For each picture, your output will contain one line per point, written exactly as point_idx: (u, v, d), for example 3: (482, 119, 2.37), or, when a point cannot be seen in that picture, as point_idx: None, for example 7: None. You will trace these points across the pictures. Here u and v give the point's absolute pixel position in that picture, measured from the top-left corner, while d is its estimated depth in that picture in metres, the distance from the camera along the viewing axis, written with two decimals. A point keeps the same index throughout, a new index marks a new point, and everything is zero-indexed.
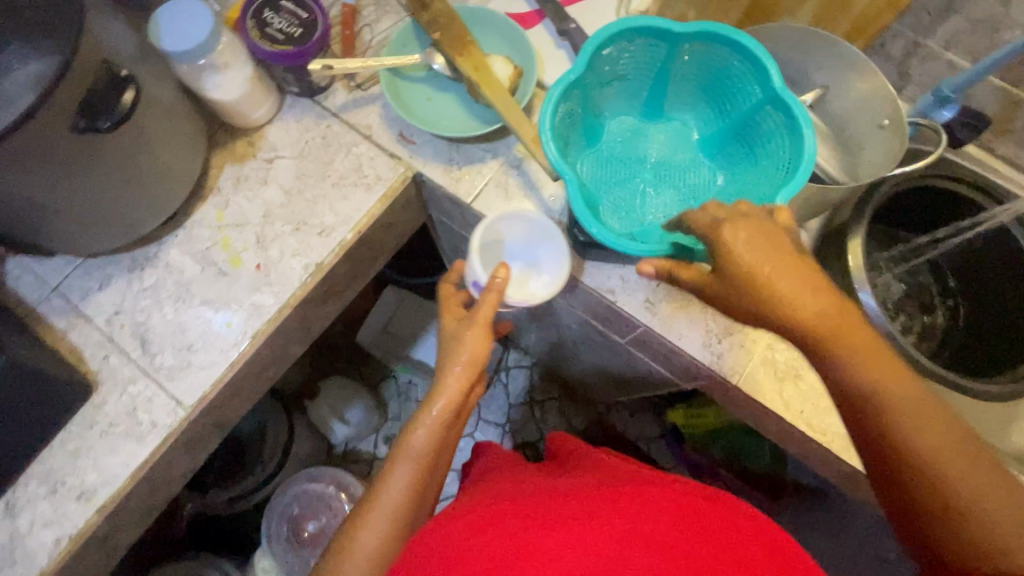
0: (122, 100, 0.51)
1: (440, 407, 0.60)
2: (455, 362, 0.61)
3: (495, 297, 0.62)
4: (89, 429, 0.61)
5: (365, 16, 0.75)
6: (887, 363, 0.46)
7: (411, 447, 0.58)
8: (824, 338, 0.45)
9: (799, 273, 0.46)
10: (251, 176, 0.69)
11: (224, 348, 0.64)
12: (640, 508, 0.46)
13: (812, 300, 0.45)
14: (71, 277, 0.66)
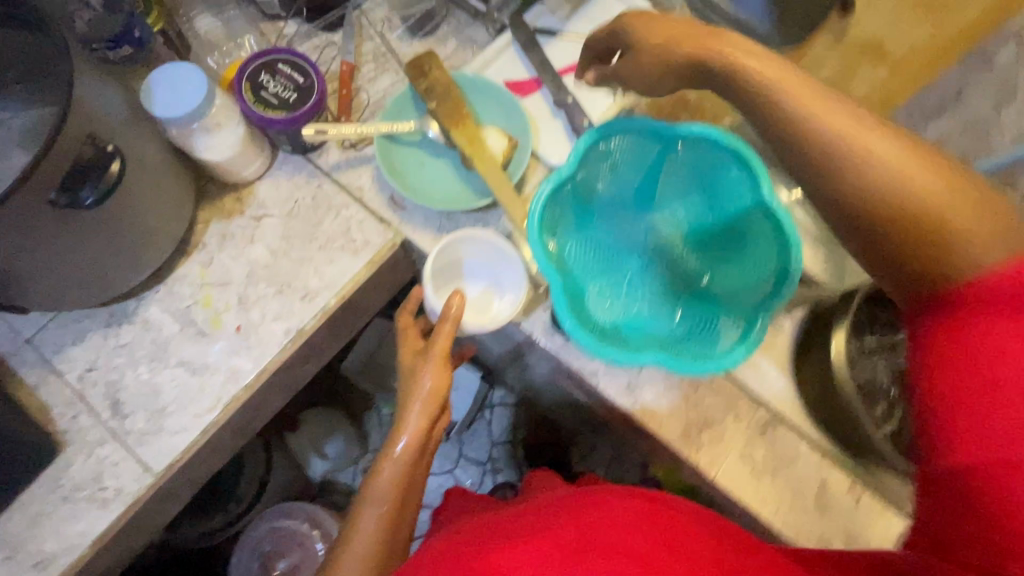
0: (108, 172, 0.51)
1: (403, 442, 0.57)
2: (415, 397, 0.58)
3: (450, 326, 0.59)
4: (52, 493, 0.59)
5: (364, 74, 0.75)
6: (908, 151, 0.41)
7: (377, 490, 0.55)
8: (821, 125, 0.43)
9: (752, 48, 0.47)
10: (237, 234, 0.68)
11: (198, 413, 0.62)
12: (598, 515, 0.42)
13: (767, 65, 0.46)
14: (45, 329, 0.64)
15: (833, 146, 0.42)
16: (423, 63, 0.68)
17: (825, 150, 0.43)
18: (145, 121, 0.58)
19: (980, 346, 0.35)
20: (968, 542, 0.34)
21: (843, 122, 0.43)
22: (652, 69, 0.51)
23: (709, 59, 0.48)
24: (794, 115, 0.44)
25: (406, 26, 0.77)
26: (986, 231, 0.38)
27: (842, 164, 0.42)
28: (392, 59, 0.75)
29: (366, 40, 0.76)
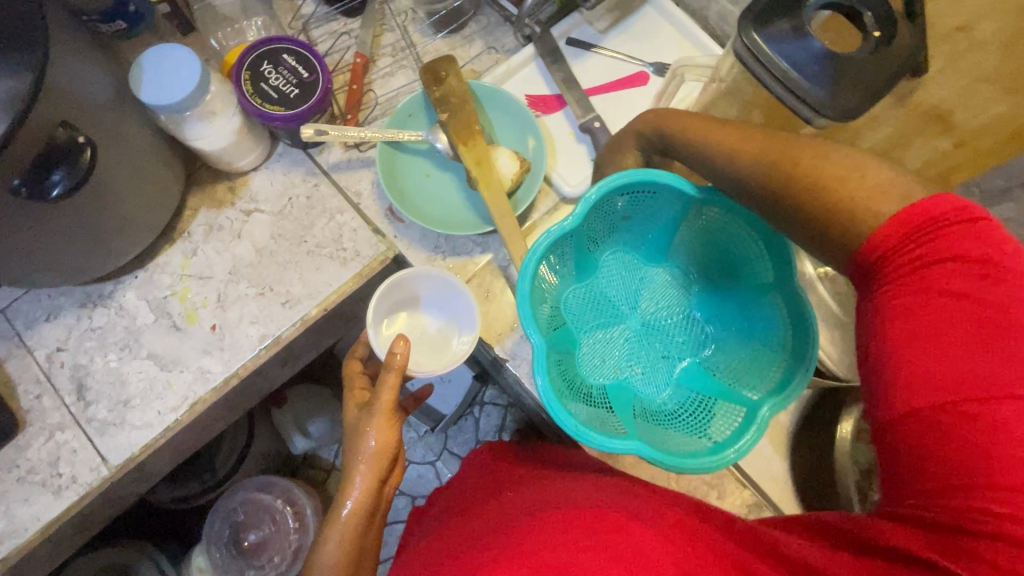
0: (81, 158, 0.47)
1: (348, 509, 0.58)
2: (360, 455, 0.58)
3: (394, 379, 0.59)
4: (7, 472, 0.58)
5: (379, 68, 0.70)
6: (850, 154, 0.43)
7: (324, 564, 0.56)
8: (725, 150, 0.48)
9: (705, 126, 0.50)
10: (224, 227, 0.65)
11: (162, 411, 0.61)
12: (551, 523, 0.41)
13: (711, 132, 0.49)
14: (20, 302, 0.62)
15: (736, 173, 0.48)
16: (439, 69, 0.63)
17: (734, 171, 0.48)
18: (134, 106, 0.54)
19: (896, 303, 0.39)
20: (926, 482, 0.37)
21: (741, 144, 0.47)
22: (622, 157, 0.58)
23: (647, 129, 0.55)
24: (703, 153, 0.49)
25: (430, 21, 0.71)
26: (879, 191, 0.40)
27: (761, 185, 0.46)
28: (411, 57, 0.70)
29: (386, 30, 0.71)
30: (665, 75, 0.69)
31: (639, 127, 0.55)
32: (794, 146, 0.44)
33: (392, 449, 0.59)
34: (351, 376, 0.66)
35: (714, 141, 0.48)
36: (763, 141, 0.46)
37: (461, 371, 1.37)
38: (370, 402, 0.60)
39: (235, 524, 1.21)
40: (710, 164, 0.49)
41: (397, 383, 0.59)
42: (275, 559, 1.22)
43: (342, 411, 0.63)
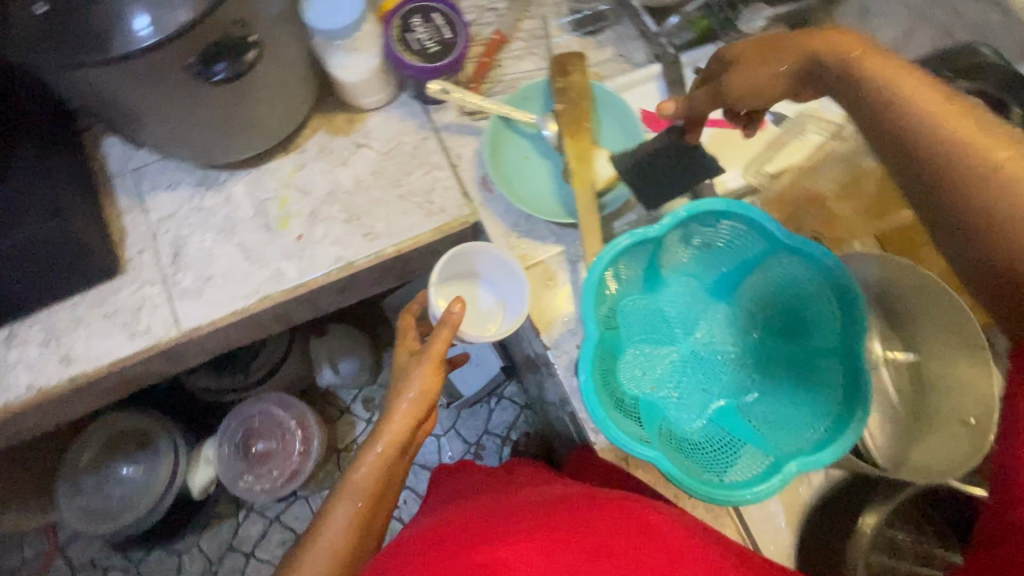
0: (245, 56, 0.53)
1: (383, 444, 0.61)
2: (403, 396, 0.62)
3: (448, 333, 0.62)
4: (97, 307, 0.66)
5: (512, 48, 0.74)
6: None
7: (353, 486, 0.59)
8: (924, 115, 0.40)
9: (911, 77, 0.42)
10: (335, 152, 0.71)
11: (237, 294, 0.66)
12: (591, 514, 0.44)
13: (917, 90, 0.41)
14: (151, 168, 0.71)
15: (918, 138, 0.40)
16: (567, 63, 0.67)
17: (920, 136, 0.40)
18: (299, 23, 0.61)
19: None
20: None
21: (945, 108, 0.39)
22: (762, 67, 0.52)
23: (824, 55, 0.47)
24: (898, 104, 0.41)
25: (570, 19, 0.75)
26: None
27: (939, 159, 0.38)
28: (542, 47, 0.74)
29: (527, 17, 0.75)
30: (780, 125, 0.67)
31: (813, 53, 0.48)
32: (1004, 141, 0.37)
33: (432, 396, 0.64)
34: (404, 329, 0.70)
35: (908, 102, 0.41)
36: (966, 120, 0.38)
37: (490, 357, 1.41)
38: (421, 350, 0.64)
39: (249, 429, 1.30)
40: (891, 117, 0.42)
41: (448, 337, 0.63)
42: (274, 473, 1.30)
43: (393, 356, 0.68)
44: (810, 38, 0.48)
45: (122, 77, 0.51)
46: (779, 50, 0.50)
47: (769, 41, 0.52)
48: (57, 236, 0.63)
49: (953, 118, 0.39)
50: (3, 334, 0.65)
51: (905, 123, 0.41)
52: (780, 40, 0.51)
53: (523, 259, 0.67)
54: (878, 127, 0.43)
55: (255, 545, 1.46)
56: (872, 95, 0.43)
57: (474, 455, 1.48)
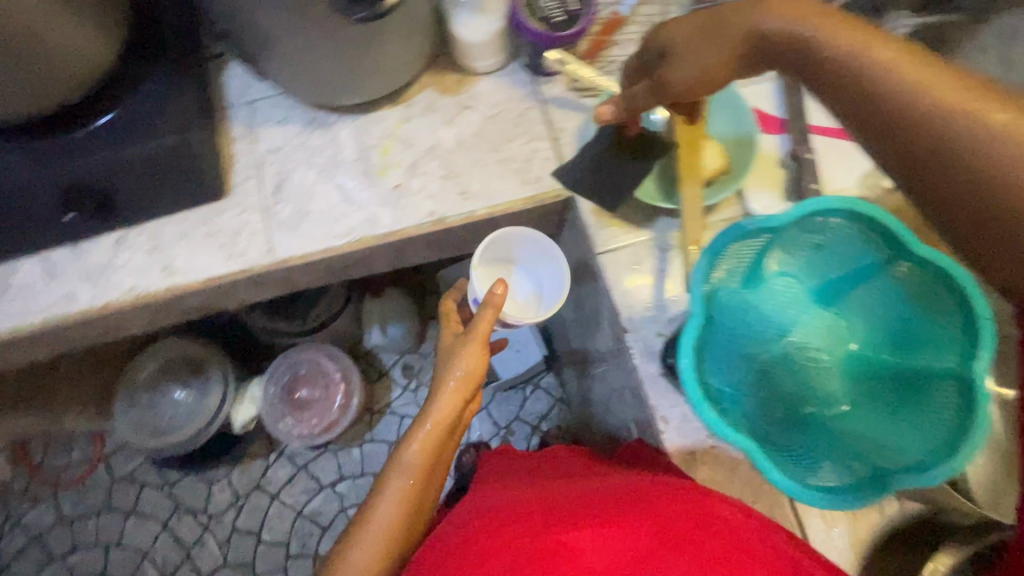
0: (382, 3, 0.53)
1: (431, 421, 0.65)
2: (451, 376, 0.66)
3: (490, 314, 0.67)
4: (201, 224, 0.69)
5: (628, 30, 0.73)
6: None
7: (404, 464, 0.63)
8: (906, 83, 0.38)
9: (884, 42, 0.40)
10: (441, 110, 0.72)
11: (331, 233, 0.68)
12: (648, 506, 0.47)
13: (889, 56, 0.39)
14: (267, 102, 0.74)
15: (916, 122, 0.37)
16: None
17: (917, 117, 0.37)
18: None
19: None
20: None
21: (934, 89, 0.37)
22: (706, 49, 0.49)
23: (772, 35, 0.45)
24: (878, 78, 0.39)
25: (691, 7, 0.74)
26: None
27: (950, 139, 0.36)
28: None
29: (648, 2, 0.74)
30: None
31: (755, 30, 0.46)
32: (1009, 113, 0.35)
33: (478, 374, 0.67)
34: (448, 313, 0.75)
35: (887, 68, 0.38)
36: (945, 80, 0.37)
37: (532, 345, 1.45)
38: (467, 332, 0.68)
39: (295, 374, 1.35)
40: (867, 89, 0.39)
41: (491, 319, 0.68)
42: (313, 421, 1.35)
43: (437, 337, 0.73)
44: (751, 14, 0.45)
45: None
46: (719, 33, 0.48)
47: (713, 19, 0.49)
48: (166, 148, 0.66)
49: (953, 97, 0.36)
50: (115, 237, 0.69)
51: (896, 106, 0.38)
52: (725, 20, 0.47)
53: (613, 240, 0.67)
54: (870, 113, 0.39)
55: (281, 487, 1.52)
56: (831, 77, 0.41)
57: (502, 439, 1.48)
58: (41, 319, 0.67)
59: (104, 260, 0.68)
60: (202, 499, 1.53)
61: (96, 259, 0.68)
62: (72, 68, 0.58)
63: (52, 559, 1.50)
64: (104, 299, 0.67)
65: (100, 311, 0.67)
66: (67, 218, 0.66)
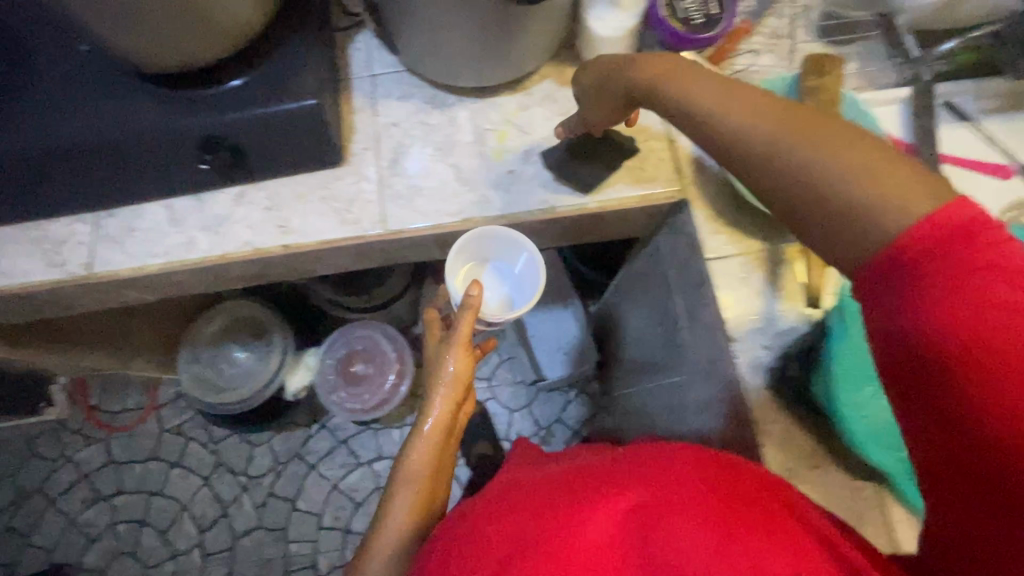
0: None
1: (430, 424, 0.70)
2: (441, 381, 0.71)
3: (470, 316, 0.70)
4: (319, 188, 0.71)
5: (754, 41, 0.73)
6: (855, 157, 0.42)
7: (409, 470, 0.67)
8: (740, 125, 0.48)
9: (724, 89, 0.50)
10: (559, 102, 0.73)
11: (443, 210, 0.69)
12: (663, 475, 0.47)
13: (724, 103, 0.50)
14: (389, 76, 0.75)
15: (752, 149, 0.47)
16: (823, 62, 0.65)
17: (749, 148, 0.47)
18: None
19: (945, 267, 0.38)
20: (971, 473, 0.39)
21: (767, 122, 0.46)
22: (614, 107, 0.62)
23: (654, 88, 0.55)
24: (723, 125, 0.49)
25: (818, 26, 0.74)
26: (900, 191, 0.40)
27: (778, 167, 0.45)
28: (785, 47, 0.73)
29: (776, 16, 0.74)
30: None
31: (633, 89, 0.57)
32: (814, 130, 0.44)
33: (467, 377, 0.73)
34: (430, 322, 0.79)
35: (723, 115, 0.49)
36: (773, 115, 0.47)
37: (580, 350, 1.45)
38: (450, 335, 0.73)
39: (351, 349, 1.38)
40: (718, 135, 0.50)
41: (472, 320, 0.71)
42: (364, 397, 1.36)
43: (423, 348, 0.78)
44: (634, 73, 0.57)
45: None
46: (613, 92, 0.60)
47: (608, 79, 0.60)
48: (291, 113, 0.65)
49: (776, 129, 0.46)
50: (236, 191, 0.71)
51: (734, 143, 0.48)
52: (615, 77, 0.59)
53: (723, 247, 0.67)
54: (727, 157, 0.50)
55: (320, 458, 1.55)
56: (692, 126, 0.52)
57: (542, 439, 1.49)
58: (160, 262, 0.69)
59: (222, 212, 0.70)
60: (243, 460, 1.57)
61: (217, 211, 0.71)
62: (231, 26, 0.60)
63: (97, 499, 1.56)
64: (221, 250, 0.69)
65: (217, 259, 0.69)
66: (201, 169, 0.69)
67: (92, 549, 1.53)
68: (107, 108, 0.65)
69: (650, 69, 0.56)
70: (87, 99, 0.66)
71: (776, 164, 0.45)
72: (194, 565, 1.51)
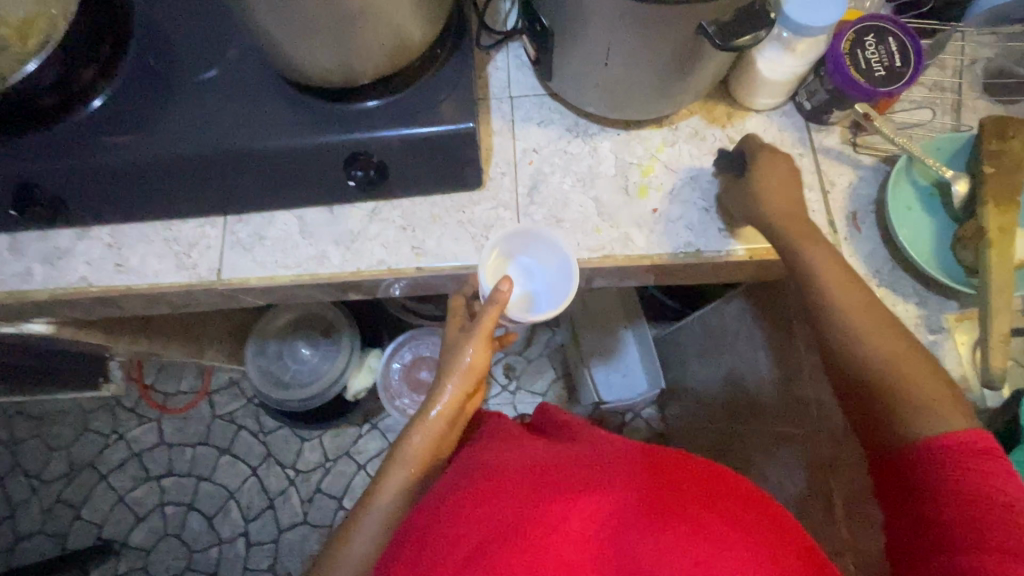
0: (738, 40, 0.52)
1: (436, 410, 0.67)
2: (454, 369, 0.68)
3: (495, 312, 0.66)
4: (456, 211, 0.69)
5: (915, 93, 0.70)
6: (930, 381, 0.55)
7: (408, 452, 0.65)
8: (852, 313, 0.58)
9: (843, 273, 0.60)
10: (706, 140, 0.70)
11: (583, 245, 0.67)
12: (638, 482, 0.48)
13: (841, 284, 0.59)
14: (529, 99, 0.73)
15: (848, 333, 0.58)
16: (1007, 126, 0.62)
17: (851, 333, 0.58)
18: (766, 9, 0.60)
19: (949, 470, 0.51)
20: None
21: (865, 319, 0.58)
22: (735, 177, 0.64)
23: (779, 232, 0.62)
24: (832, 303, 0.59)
25: (985, 81, 0.70)
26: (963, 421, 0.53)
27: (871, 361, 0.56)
28: (949, 102, 0.70)
29: (940, 68, 0.71)
30: None
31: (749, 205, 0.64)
32: (906, 345, 0.56)
33: (480, 369, 0.69)
34: (454, 309, 0.73)
35: (839, 297, 0.59)
36: (875, 315, 0.58)
37: (641, 373, 1.38)
38: (472, 325, 0.68)
39: (418, 355, 1.37)
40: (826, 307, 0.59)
41: (497, 316, 0.66)
42: None
43: (443, 331, 0.72)
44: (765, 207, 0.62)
45: (639, 18, 0.53)
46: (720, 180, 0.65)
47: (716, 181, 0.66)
48: (445, 136, 0.63)
49: (876, 328, 0.57)
50: (370, 207, 0.70)
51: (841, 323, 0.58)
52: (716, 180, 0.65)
53: None
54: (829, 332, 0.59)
55: (369, 459, 1.55)
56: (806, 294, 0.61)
57: None
58: (292, 274, 0.68)
59: (356, 228, 0.69)
60: (293, 454, 1.57)
61: (350, 226, 0.69)
62: (401, 45, 0.59)
63: (147, 479, 1.57)
64: (355, 266, 0.68)
65: (350, 276, 0.68)
66: (347, 184, 0.67)
67: (139, 529, 1.53)
68: (256, 119, 0.64)
69: (777, 217, 0.62)
70: (236, 105, 0.65)
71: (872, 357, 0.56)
72: (238, 554, 1.51)
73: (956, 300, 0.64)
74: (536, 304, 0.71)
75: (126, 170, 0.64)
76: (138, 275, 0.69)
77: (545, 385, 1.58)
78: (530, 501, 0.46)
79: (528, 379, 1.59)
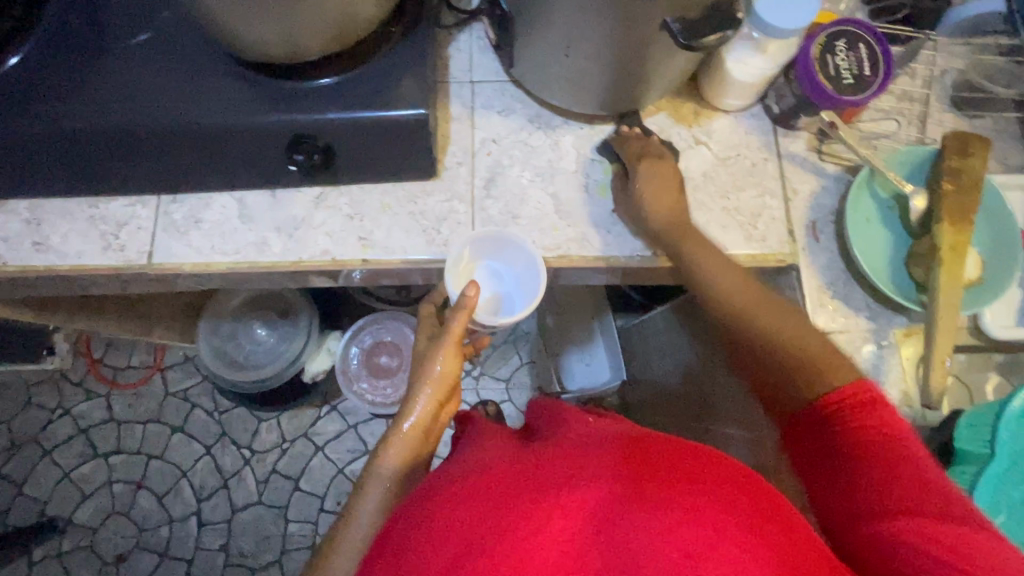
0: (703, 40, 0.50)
1: (408, 424, 0.64)
2: (427, 382, 0.65)
3: (463, 318, 0.64)
4: (407, 201, 0.66)
5: (883, 103, 0.69)
6: (794, 328, 0.56)
7: (381, 469, 0.62)
8: (715, 282, 0.59)
9: (713, 253, 0.61)
10: (671, 139, 0.68)
11: (539, 243, 0.65)
12: (603, 464, 0.46)
13: (709, 262, 0.60)
14: (492, 85, 0.69)
15: (716, 303, 0.59)
16: (968, 143, 0.61)
17: (730, 314, 0.58)
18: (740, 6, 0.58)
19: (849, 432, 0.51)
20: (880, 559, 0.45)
21: (730, 285, 0.59)
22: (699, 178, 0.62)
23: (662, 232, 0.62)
24: (702, 277, 0.60)
25: (952, 94, 0.69)
26: (826, 361, 0.54)
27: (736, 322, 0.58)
28: (915, 114, 0.69)
29: (910, 78, 0.70)
30: None
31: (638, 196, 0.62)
32: (770, 304, 0.58)
33: (452, 378, 0.66)
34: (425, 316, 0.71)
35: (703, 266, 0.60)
36: (742, 283, 0.59)
37: (605, 364, 1.36)
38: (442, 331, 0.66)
39: (380, 339, 1.34)
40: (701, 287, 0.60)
41: (466, 320, 0.65)
42: (388, 390, 1.33)
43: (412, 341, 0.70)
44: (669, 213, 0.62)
45: (602, 8, 0.49)
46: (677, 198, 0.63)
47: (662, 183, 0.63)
48: (397, 122, 0.59)
49: (738, 293, 0.59)
50: (316, 192, 0.66)
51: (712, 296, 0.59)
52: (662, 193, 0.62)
53: (832, 320, 0.64)
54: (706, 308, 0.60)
55: (328, 441, 1.53)
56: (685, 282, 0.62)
57: None
58: (230, 259, 0.64)
59: (301, 214, 0.65)
60: (249, 434, 1.53)
61: (294, 212, 0.65)
62: (348, 19, 0.54)
63: (95, 455, 1.51)
64: (297, 254, 0.64)
65: (293, 265, 0.64)
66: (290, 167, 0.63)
67: (85, 506, 1.49)
68: (190, 90, 0.59)
69: None
70: (167, 74, 0.59)
71: (735, 320, 0.58)
72: (189, 534, 1.48)
73: (905, 315, 0.64)
74: (507, 306, 0.70)
75: (40, 140, 0.58)
76: (60, 254, 0.64)
77: (509, 372, 1.58)
78: (506, 504, 0.44)
79: (492, 365, 1.58)
